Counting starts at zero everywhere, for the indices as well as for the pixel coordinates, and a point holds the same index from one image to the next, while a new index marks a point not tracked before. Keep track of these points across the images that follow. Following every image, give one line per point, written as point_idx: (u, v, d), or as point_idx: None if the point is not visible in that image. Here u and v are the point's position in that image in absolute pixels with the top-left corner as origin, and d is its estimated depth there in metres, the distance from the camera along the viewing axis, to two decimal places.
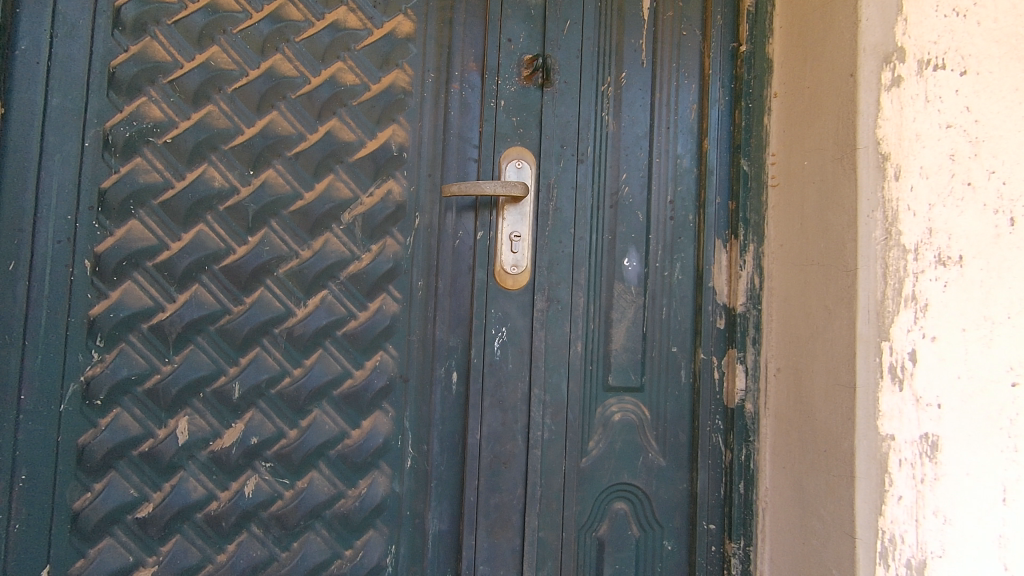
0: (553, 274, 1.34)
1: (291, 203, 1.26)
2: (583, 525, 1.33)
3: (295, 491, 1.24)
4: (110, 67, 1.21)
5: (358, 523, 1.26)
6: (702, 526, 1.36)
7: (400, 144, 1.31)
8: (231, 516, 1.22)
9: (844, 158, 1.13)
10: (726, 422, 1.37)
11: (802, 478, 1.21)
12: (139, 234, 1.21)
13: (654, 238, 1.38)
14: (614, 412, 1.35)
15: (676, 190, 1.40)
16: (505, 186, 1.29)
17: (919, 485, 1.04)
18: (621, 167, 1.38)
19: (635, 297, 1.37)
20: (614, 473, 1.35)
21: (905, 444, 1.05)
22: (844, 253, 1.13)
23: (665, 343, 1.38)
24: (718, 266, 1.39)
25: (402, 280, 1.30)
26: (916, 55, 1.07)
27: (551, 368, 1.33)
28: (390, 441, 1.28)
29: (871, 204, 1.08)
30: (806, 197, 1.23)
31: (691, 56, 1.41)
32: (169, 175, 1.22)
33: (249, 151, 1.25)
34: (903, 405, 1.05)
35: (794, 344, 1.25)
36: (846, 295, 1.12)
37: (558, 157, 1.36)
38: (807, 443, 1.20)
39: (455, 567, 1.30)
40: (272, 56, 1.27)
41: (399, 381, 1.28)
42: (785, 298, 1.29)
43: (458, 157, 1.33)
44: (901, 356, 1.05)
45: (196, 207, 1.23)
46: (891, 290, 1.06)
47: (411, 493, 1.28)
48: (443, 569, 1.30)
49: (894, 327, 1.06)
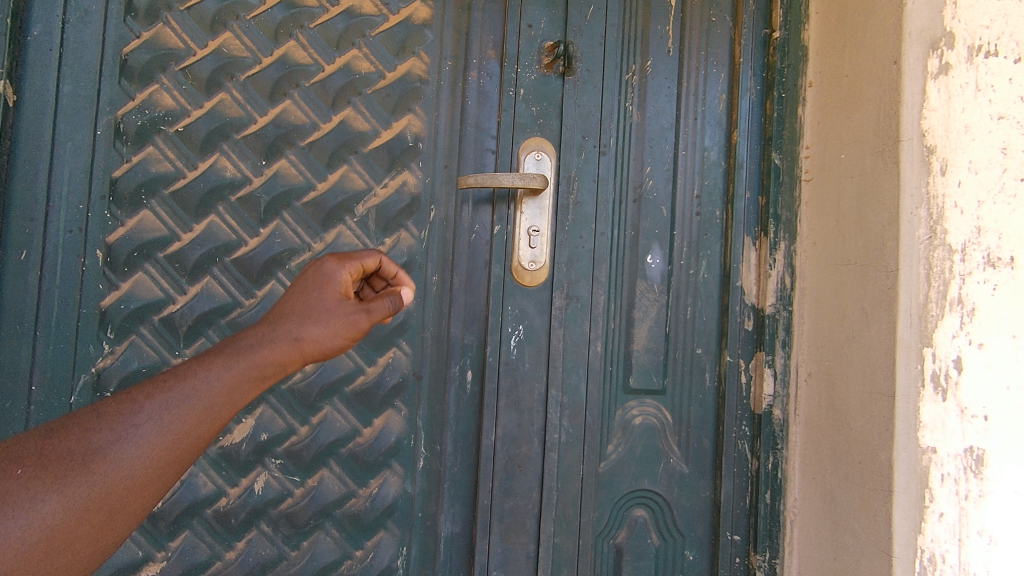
0: (572, 271, 1.29)
1: (304, 194, 1.23)
2: (601, 532, 1.28)
3: (306, 489, 1.21)
4: (123, 54, 1.19)
5: (369, 524, 1.23)
6: (725, 536, 1.30)
7: (415, 135, 1.27)
8: (241, 513, 1.19)
9: (885, 151, 1.06)
10: (753, 428, 1.31)
11: (834, 490, 1.14)
12: (151, 224, 1.19)
13: (679, 234, 1.32)
14: (634, 415, 1.30)
15: (702, 184, 1.34)
16: (523, 178, 1.24)
17: (963, 502, 0.98)
18: (645, 159, 1.32)
19: (658, 296, 1.31)
20: (634, 478, 1.30)
21: (948, 458, 0.98)
22: (884, 253, 1.05)
23: (688, 345, 1.32)
24: (746, 265, 1.32)
25: (416, 274, 1.25)
26: (966, 41, 0.99)
27: (569, 368, 1.27)
28: (402, 440, 1.24)
29: (915, 201, 1.01)
30: (841, 192, 1.16)
31: (719, 44, 1.35)
32: (181, 165, 1.20)
33: (262, 141, 1.22)
34: (947, 416, 0.98)
35: (826, 348, 1.18)
36: (885, 297, 1.05)
37: (579, 149, 1.30)
38: (840, 453, 1.13)
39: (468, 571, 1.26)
40: (286, 43, 1.24)
41: (411, 379, 1.25)
42: (817, 300, 1.21)
43: (476, 148, 1.29)
44: (945, 364, 0.98)
45: (208, 198, 1.21)
46: (935, 292, 0.99)
47: (424, 494, 1.25)
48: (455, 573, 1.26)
49: (937, 333, 0.99)
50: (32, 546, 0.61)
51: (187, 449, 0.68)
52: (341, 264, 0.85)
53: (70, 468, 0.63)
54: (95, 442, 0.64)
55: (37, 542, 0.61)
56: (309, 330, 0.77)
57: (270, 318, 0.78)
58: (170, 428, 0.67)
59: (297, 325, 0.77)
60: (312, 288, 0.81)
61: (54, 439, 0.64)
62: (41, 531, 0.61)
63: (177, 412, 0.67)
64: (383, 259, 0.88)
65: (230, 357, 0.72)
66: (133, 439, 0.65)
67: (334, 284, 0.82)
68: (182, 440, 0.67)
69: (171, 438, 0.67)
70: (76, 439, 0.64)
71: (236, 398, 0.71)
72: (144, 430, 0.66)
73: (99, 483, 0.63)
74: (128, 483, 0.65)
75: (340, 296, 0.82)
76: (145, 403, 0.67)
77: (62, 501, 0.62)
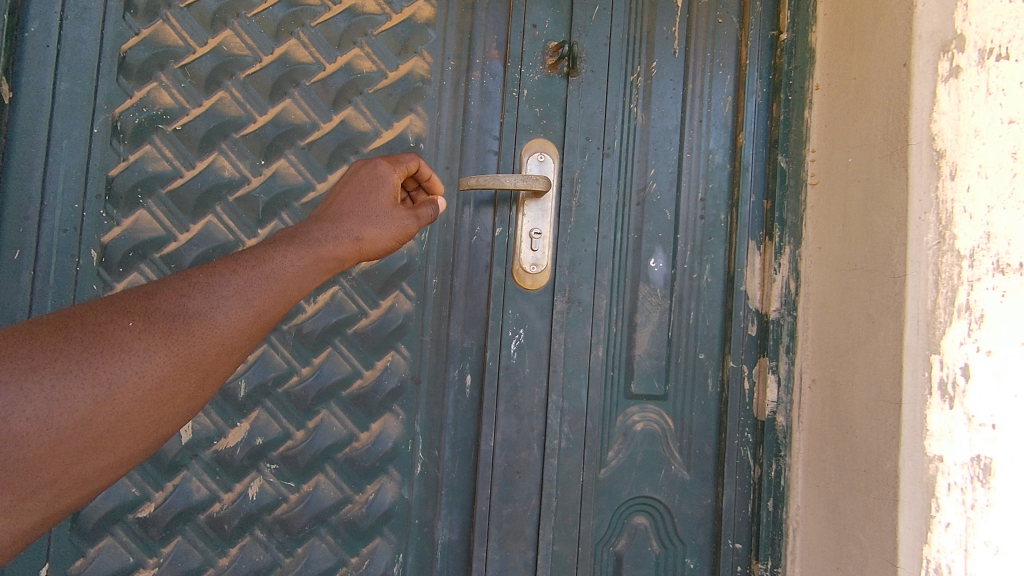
0: (574, 274, 1.27)
1: (302, 194, 1.21)
2: (600, 539, 1.27)
3: (301, 495, 1.19)
4: (121, 52, 1.17)
5: (365, 530, 1.21)
6: (726, 544, 1.28)
7: (417, 135, 1.25)
8: (234, 519, 1.18)
9: (894, 155, 1.05)
10: (756, 435, 1.29)
11: (838, 499, 1.12)
12: (147, 224, 1.17)
13: (683, 237, 1.31)
14: (635, 421, 1.28)
15: (707, 187, 1.32)
16: (525, 180, 1.21)
17: (969, 512, 0.96)
18: (649, 162, 1.30)
19: (661, 300, 1.29)
20: (635, 485, 1.28)
21: (954, 467, 0.96)
22: (891, 258, 1.04)
23: (691, 350, 1.30)
24: (751, 269, 1.31)
25: (415, 277, 1.24)
26: (976, 44, 0.97)
27: (570, 373, 1.26)
28: (399, 445, 1.22)
29: (923, 206, 1.00)
30: (848, 196, 1.15)
31: (726, 45, 1.33)
32: (179, 164, 1.18)
33: (261, 140, 1.20)
34: (954, 424, 0.96)
35: (831, 355, 1.16)
36: (892, 303, 1.03)
37: (583, 151, 1.28)
38: (844, 461, 1.11)
39: None
40: (287, 41, 1.22)
41: (410, 383, 1.23)
42: (822, 305, 1.20)
43: (478, 149, 1.27)
44: (952, 371, 0.96)
45: (205, 198, 1.19)
46: (943, 299, 0.97)
47: (421, 500, 1.23)
48: None
49: (945, 340, 0.97)
50: (138, 395, 0.62)
51: (270, 320, 0.70)
52: (391, 170, 0.99)
53: (168, 326, 0.64)
54: (189, 307, 0.65)
55: (142, 392, 0.62)
56: (367, 228, 0.89)
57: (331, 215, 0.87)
58: (256, 300, 0.69)
59: (359, 223, 0.88)
60: (368, 190, 0.94)
61: (144, 301, 0.65)
62: (146, 384, 0.62)
63: (267, 281, 0.71)
64: (421, 162, 1.05)
65: (306, 242, 0.79)
66: (226, 303, 0.67)
67: (387, 187, 0.97)
68: (271, 307, 0.70)
69: (262, 304, 0.70)
70: (168, 302, 0.65)
71: (314, 275, 0.77)
72: (232, 303, 0.67)
73: (196, 342, 0.65)
74: (220, 347, 0.66)
75: (387, 199, 0.95)
76: (233, 274, 0.69)
77: (164, 356, 0.63)
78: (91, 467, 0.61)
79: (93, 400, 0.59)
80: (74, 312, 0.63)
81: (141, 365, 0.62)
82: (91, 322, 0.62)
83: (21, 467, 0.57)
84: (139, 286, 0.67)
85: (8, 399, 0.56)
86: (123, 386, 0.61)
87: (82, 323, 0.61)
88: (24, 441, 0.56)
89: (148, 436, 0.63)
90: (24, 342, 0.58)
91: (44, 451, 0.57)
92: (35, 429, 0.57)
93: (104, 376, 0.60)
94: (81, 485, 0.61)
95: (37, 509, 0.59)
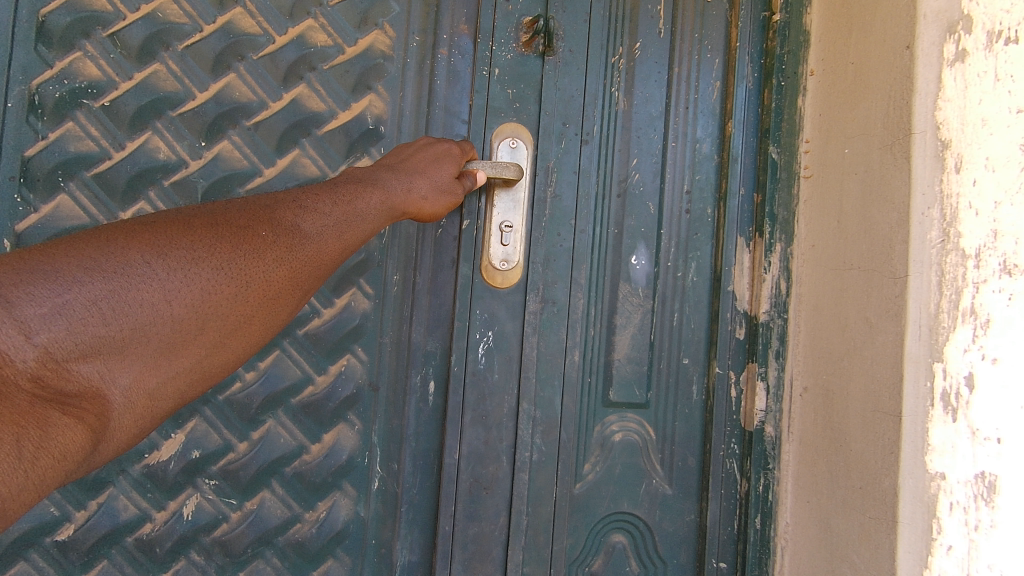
0: (549, 272, 1.17)
1: (248, 180, 1.11)
2: (575, 559, 1.17)
3: (243, 514, 1.09)
4: (40, 15, 1.04)
5: (316, 552, 1.11)
6: (710, 564, 1.19)
7: (377, 117, 1.15)
8: (167, 541, 1.07)
9: (896, 145, 0.95)
10: (743, 447, 1.20)
11: (829, 518, 1.03)
12: (68, 210, 1.05)
13: (666, 233, 1.21)
14: (614, 431, 1.18)
15: (693, 178, 1.23)
16: (495, 168, 1.10)
17: (972, 534, 0.87)
18: (631, 151, 1.21)
19: (642, 301, 1.20)
20: (612, 500, 1.18)
21: (957, 485, 0.87)
22: (892, 256, 0.95)
23: (674, 354, 1.21)
24: (739, 268, 1.21)
25: (374, 273, 1.12)
26: (985, 25, 0.87)
27: (543, 379, 1.15)
28: (355, 458, 1.12)
29: (927, 200, 0.91)
30: (845, 190, 1.05)
31: (715, 26, 1.23)
32: (106, 144, 1.07)
33: (201, 119, 1.09)
34: (957, 439, 0.88)
35: (825, 360, 1.07)
36: (892, 306, 0.94)
37: (559, 137, 1.18)
38: (837, 477, 1.02)
39: None
40: (232, 9, 1.10)
41: (367, 390, 1.12)
42: (815, 307, 1.10)
43: (444, 133, 1.16)
44: (956, 381, 0.87)
45: (136, 182, 1.08)
46: (947, 301, 0.89)
47: (378, 518, 1.12)
48: None
49: (948, 347, 0.88)
50: (265, 300, 0.71)
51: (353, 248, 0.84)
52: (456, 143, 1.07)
53: (287, 242, 0.74)
54: (302, 231, 0.77)
55: (267, 296, 0.71)
56: (429, 190, 0.98)
57: (398, 170, 0.97)
58: (347, 235, 0.82)
59: (425, 184, 0.98)
60: (434, 154, 1.02)
61: (265, 217, 0.75)
62: (270, 289, 0.72)
63: (354, 220, 0.84)
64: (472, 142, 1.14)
65: (382, 188, 0.91)
66: (324, 231, 0.79)
67: (453, 155, 1.05)
68: (355, 240, 0.83)
69: (351, 237, 0.82)
70: (283, 221, 0.76)
71: (383, 220, 0.90)
72: (331, 234, 0.80)
73: (308, 261, 0.76)
74: (319, 270, 0.78)
75: (452, 167, 1.03)
76: (331, 209, 0.81)
77: (284, 269, 0.73)
78: (215, 361, 0.68)
79: (233, 298, 0.68)
80: (209, 219, 0.71)
81: (271, 271, 0.71)
82: (228, 228, 0.70)
83: (171, 348, 0.64)
84: (252, 202, 0.76)
85: (176, 286, 0.63)
86: (254, 290, 0.70)
87: (221, 228, 0.70)
88: (178, 325, 0.64)
89: (258, 338, 0.72)
90: (180, 237, 0.66)
91: (191, 336, 0.65)
92: (188, 316, 0.65)
93: (241, 279, 0.68)
94: (206, 376, 0.68)
95: (175, 391, 0.66)
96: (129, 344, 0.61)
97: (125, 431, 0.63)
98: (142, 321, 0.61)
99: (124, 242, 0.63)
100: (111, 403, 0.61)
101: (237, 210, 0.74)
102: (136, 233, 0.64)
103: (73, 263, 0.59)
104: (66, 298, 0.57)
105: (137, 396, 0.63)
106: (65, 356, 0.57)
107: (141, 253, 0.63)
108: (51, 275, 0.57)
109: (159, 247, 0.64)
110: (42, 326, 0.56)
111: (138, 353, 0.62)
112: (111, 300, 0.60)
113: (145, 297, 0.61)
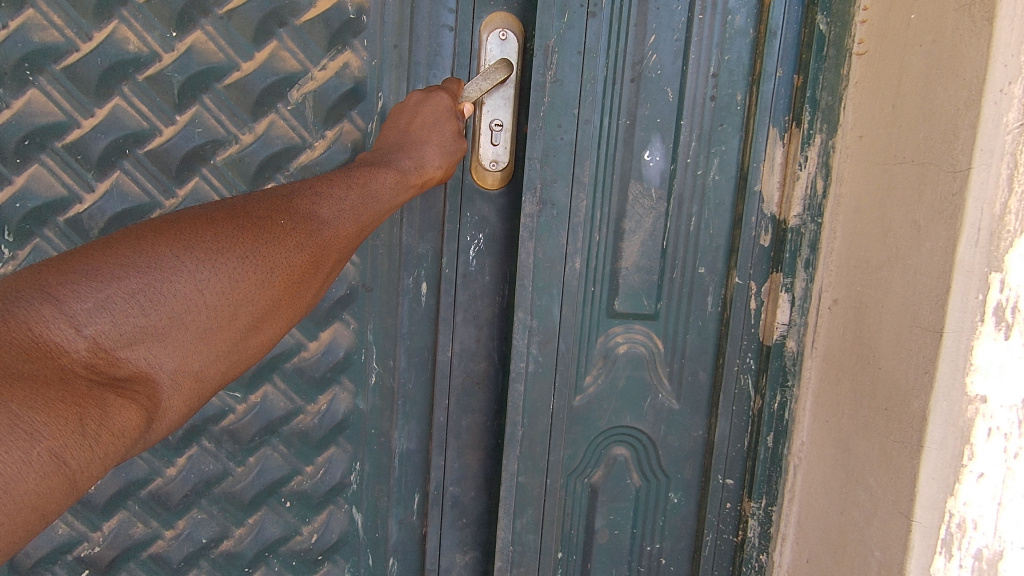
0: (548, 169, 1.05)
1: (226, 75, 1.05)
2: (574, 471, 1.15)
3: (248, 406, 1.12)
4: None
5: (319, 441, 1.14)
6: (716, 480, 1.15)
7: (358, 4, 1.04)
8: (178, 431, 1.11)
9: (975, 4, 0.75)
10: (760, 362, 1.10)
11: (849, 438, 0.94)
12: (41, 106, 1.02)
13: (687, 124, 1.07)
14: (619, 343, 1.11)
15: (721, 60, 1.05)
16: (484, 77, 1.02)
17: (1011, 461, 0.76)
18: (648, 26, 1.04)
19: (655, 203, 1.08)
20: (614, 414, 1.14)
21: (1000, 410, 0.75)
22: (954, 146, 0.78)
23: (689, 263, 1.10)
24: (770, 165, 1.06)
25: None
26: None
27: (541, 287, 1.08)
28: (352, 354, 1.11)
29: (1008, 73, 0.72)
30: (906, 67, 0.87)
31: None
32: (72, 34, 1.01)
33: (169, 6, 1.02)
34: (1008, 359, 0.74)
35: (860, 270, 0.94)
36: (945, 206, 0.79)
37: (562, 9, 1.02)
38: (861, 398, 0.92)
39: (424, 486, 1.19)
40: None
41: (361, 291, 1.09)
42: (857, 210, 0.95)
43: (430, 24, 1.06)
44: (1015, 294, 0.73)
45: (109, 76, 1.03)
46: (1016, 200, 0.72)
47: (377, 411, 1.14)
48: (411, 487, 1.19)
49: (1011, 253, 0.73)
50: (292, 285, 0.65)
51: (368, 228, 0.79)
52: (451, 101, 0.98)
53: (308, 226, 0.69)
54: (321, 215, 0.71)
55: (293, 282, 0.65)
56: (437, 157, 0.92)
57: (405, 142, 0.91)
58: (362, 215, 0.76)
59: (432, 149, 0.92)
60: (434, 113, 0.95)
61: (283, 204, 0.69)
62: (295, 275, 0.66)
63: (370, 200, 0.78)
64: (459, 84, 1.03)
65: (393, 165, 0.86)
66: (344, 214, 0.73)
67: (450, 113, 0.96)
68: (372, 220, 0.78)
69: (366, 219, 0.77)
70: (300, 208, 0.70)
71: (399, 196, 0.85)
72: (347, 216, 0.74)
73: (328, 247, 0.70)
74: (338, 251, 0.72)
75: (452, 125, 0.96)
76: (348, 189, 0.76)
77: (307, 254, 0.67)
78: (250, 345, 0.63)
79: (262, 284, 0.62)
80: (232, 210, 0.65)
81: (294, 255, 0.65)
82: (248, 217, 0.64)
83: (208, 336, 0.58)
84: (268, 193, 0.70)
85: (207, 275, 0.58)
86: (280, 276, 0.64)
87: (244, 217, 0.64)
88: (214, 312, 0.58)
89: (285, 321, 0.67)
90: (205, 228, 0.60)
91: (226, 323, 0.59)
92: (221, 303, 0.59)
93: (267, 264, 0.62)
94: (243, 359, 0.63)
95: (217, 377, 0.61)
96: (171, 332, 0.55)
97: (174, 415, 0.58)
98: (179, 311, 0.56)
99: (152, 236, 0.57)
100: (160, 390, 0.55)
101: (255, 200, 0.68)
102: (163, 227, 0.59)
103: (105, 260, 0.53)
104: (105, 292, 0.52)
105: (184, 380, 0.57)
106: (114, 345, 0.52)
107: (171, 245, 0.57)
108: (90, 272, 0.52)
109: (184, 237, 0.58)
110: (90, 319, 0.51)
111: (180, 341, 0.56)
112: (149, 292, 0.54)
113: (178, 287, 0.56)
